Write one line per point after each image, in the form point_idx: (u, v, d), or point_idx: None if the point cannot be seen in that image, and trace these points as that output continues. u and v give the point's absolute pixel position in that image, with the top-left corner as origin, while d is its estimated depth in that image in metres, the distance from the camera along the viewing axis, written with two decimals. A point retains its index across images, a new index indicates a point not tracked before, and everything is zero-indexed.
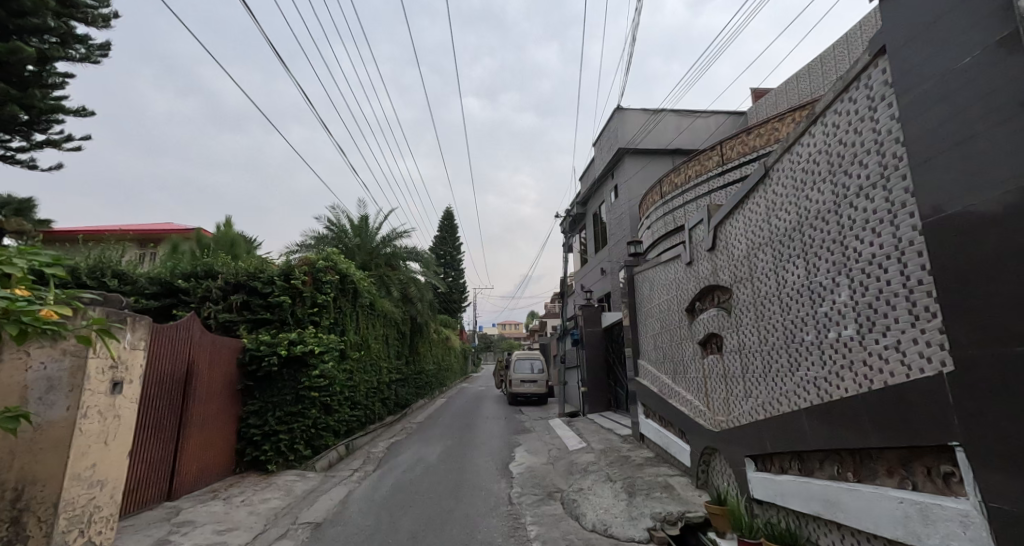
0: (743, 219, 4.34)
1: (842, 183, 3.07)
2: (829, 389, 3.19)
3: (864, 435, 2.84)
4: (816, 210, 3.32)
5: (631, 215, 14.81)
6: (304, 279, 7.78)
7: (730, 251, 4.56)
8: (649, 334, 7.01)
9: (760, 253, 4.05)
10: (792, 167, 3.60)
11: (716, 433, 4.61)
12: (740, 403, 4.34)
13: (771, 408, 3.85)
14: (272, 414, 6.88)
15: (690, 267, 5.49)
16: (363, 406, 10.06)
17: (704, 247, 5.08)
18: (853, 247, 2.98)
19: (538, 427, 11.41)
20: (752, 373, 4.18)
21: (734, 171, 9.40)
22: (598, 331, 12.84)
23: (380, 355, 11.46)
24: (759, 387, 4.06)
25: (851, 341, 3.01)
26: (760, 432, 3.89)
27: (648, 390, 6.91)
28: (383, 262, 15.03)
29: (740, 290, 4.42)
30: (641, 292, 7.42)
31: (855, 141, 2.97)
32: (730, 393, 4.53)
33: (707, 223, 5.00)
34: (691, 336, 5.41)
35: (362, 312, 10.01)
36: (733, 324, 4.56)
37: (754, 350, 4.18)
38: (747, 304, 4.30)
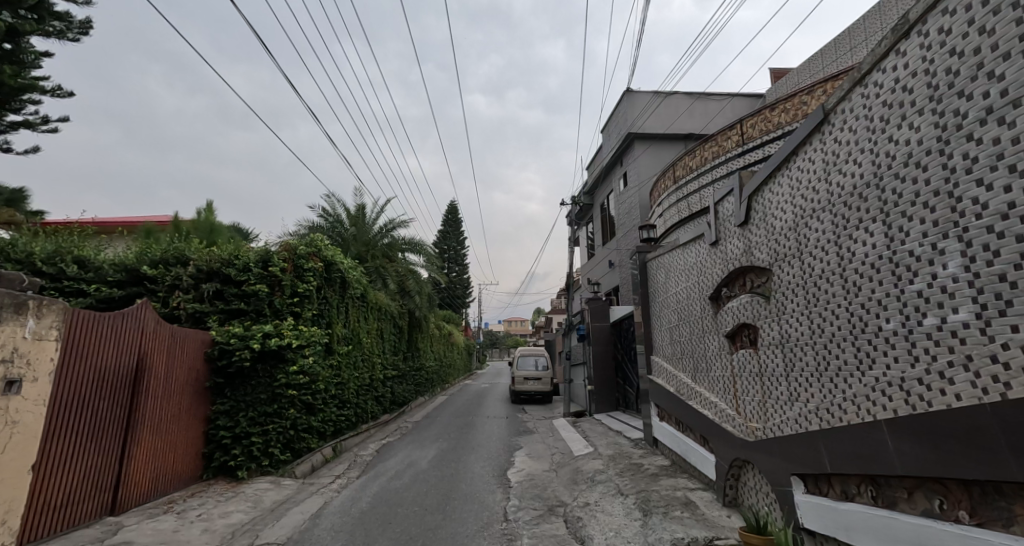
0: (795, 182, 3.63)
1: (952, 112, 2.38)
2: (928, 391, 2.46)
3: (997, 462, 2.09)
4: (909, 153, 2.62)
5: (640, 203, 14.04)
6: (283, 266, 7.11)
7: (775, 223, 3.85)
8: (664, 327, 6.28)
9: (819, 221, 3.35)
10: (873, 103, 2.89)
11: (749, 444, 3.88)
12: (786, 408, 3.61)
13: (832, 415, 3.12)
14: (245, 414, 6.21)
15: (715, 248, 4.76)
16: (353, 405, 9.40)
17: (736, 223, 4.40)
18: (971, 196, 2.28)
19: (541, 428, 10.70)
20: (805, 371, 3.45)
21: (755, 151, 8.63)
22: (606, 326, 12.11)
23: (373, 350, 10.79)
24: (809, 385, 3.41)
25: (965, 327, 2.30)
26: (818, 447, 3.16)
27: (662, 390, 6.20)
28: (380, 254, 14.40)
29: (786, 271, 3.71)
30: (654, 281, 6.70)
31: (974, 52, 2.27)
32: (771, 396, 3.80)
33: (741, 193, 4.27)
34: (717, 328, 4.68)
35: (352, 304, 9.34)
36: (776, 312, 3.84)
37: (807, 342, 3.46)
38: (798, 286, 3.58)
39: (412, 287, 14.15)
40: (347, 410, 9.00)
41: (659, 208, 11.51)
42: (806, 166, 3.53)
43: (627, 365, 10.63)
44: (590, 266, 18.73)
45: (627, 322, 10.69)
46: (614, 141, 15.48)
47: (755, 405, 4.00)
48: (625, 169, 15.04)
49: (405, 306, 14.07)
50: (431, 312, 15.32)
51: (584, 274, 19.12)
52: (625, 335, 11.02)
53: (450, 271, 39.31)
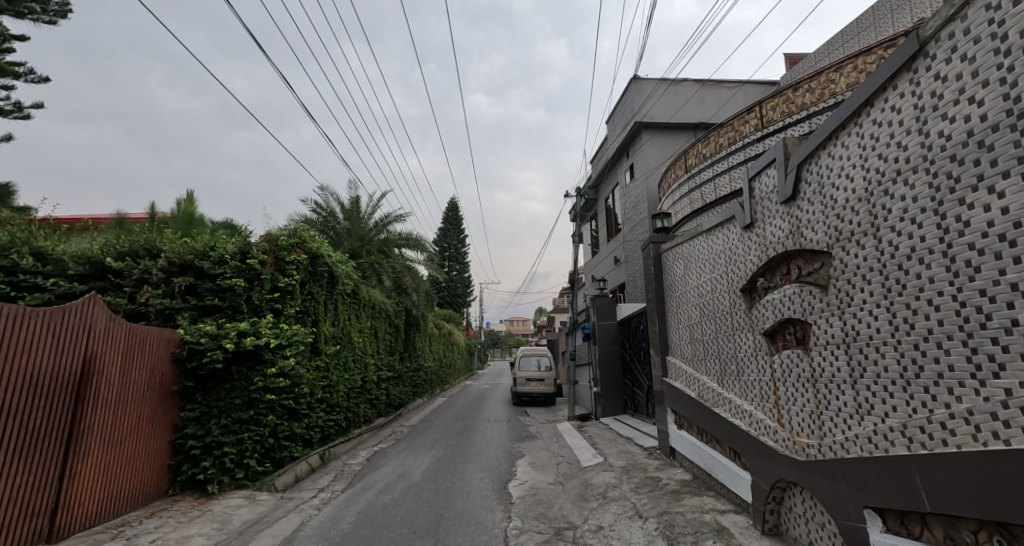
0: (862, 140, 2.88)
1: None
2: None
3: None
4: None
5: (648, 196, 13.45)
6: (263, 258, 6.52)
7: (831, 195, 3.11)
8: (683, 325, 5.64)
9: (900, 186, 2.59)
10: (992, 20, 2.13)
11: (800, 465, 3.22)
12: (851, 424, 2.90)
13: (923, 438, 2.40)
14: (217, 422, 5.58)
15: (751, 231, 4.07)
16: (343, 409, 8.80)
17: (778, 199, 3.67)
18: None
19: (544, 433, 10.08)
20: (878, 378, 2.72)
21: (775, 136, 8.00)
22: (612, 324, 11.49)
23: (366, 351, 10.19)
24: (887, 396, 2.66)
25: None
26: (902, 477, 2.48)
27: (680, 394, 5.58)
28: (375, 249, 13.80)
29: (847, 253, 2.97)
30: (671, 273, 6.04)
31: None
32: (830, 407, 3.10)
33: (786, 162, 3.55)
34: (754, 325, 4.02)
35: (342, 300, 8.72)
36: (833, 304, 3.11)
37: (880, 341, 2.72)
38: (865, 272, 2.83)
39: (409, 284, 13.55)
40: (335, 415, 8.39)
41: (670, 199, 10.95)
42: (883, 115, 2.71)
43: (635, 366, 10.01)
44: (594, 263, 18.11)
45: (637, 320, 10.06)
46: (619, 131, 14.84)
47: (811, 415, 3.28)
48: (632, 161, 14.43)
49: (402, 304, 13.46)
50: (429, 310, 14.71)
51: (588, 271, 18.49)
52: (633, 334, 10.42)
53: (450, 270, 38.74)
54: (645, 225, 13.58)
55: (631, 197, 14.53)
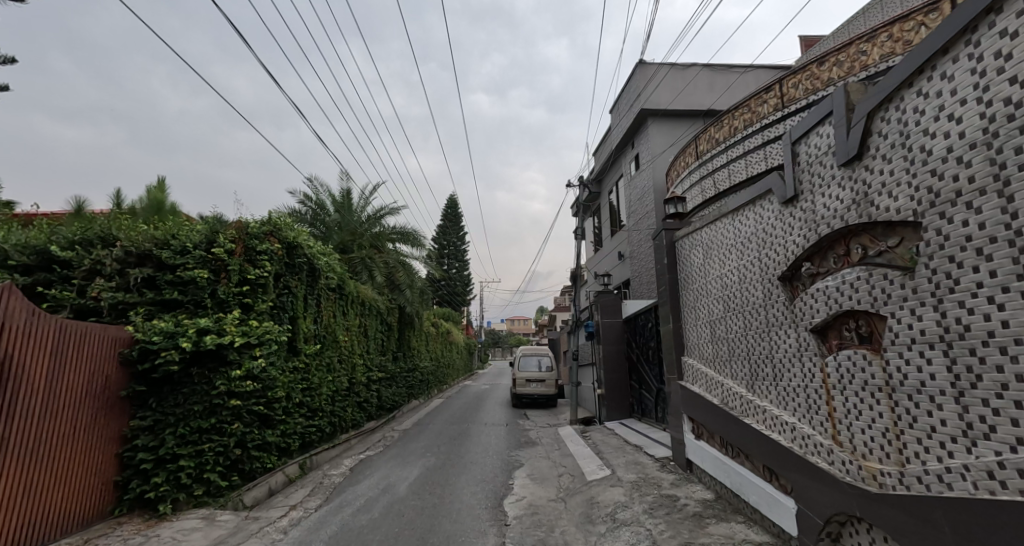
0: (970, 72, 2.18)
1: None
2: None
3: None
4: None
5: (655, 187, 12.78)
6: (231, 247, 5.85)
7: (922, 149, 2.41)
8: (702, 321, 4.97)
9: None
10: None
11: (874, 498, 2.55)
12: (958, 449, 2.21)
13: None
14: (172, 432, 4.91)
15: (794, 206, 3.39)
16: (327, 414, 8.14)
17: (835, 162, 2.99)
18: None
19: (544, 439, 9.41)
20: (1001, 388, 2.04)
21: (796, 115, 7.31)
22: (618, 322, 10.83)
23: (353, 350, 9.54)
24: (1018, 412, 1.97)
25: None
26: None
27: (698, 400, 4.92)
28: (368, 244, 13.15)
29: (946, 224, 2.28)
30: (687, 263, 5.38)
31: None
32: (917, 424, 2.42)
33: (848, 113, 2.85)
34: (799, 320, 3.35)
35: (325, 296, 8.07)
36: (919, 291, 2.42)
37: (1002, 339, 2.03)
38: (977, 247, 2.14)
39: (402, 280, 12.91)
40: (318, 420, 7.73)
41: (680, 187, 10.34)
42: (1015, 28, 1.98)
43: (643, 366, 9.34)
44: (597, 259, 17.44)
45: (644, 317, 9.40)
46: (623, 120, 14.17)
47: (884, 434, 2.61)
48: (638, 151, 13.76)
49: (395, 302, 12.81)
50: (425, 308, 14.05)
51: (591, 268, 17.82)
52: (639, 332, 9.76)
53: (449, 268, 38.11)
54: (652, 218, 12.91)
55: (637, 189, 13.87)
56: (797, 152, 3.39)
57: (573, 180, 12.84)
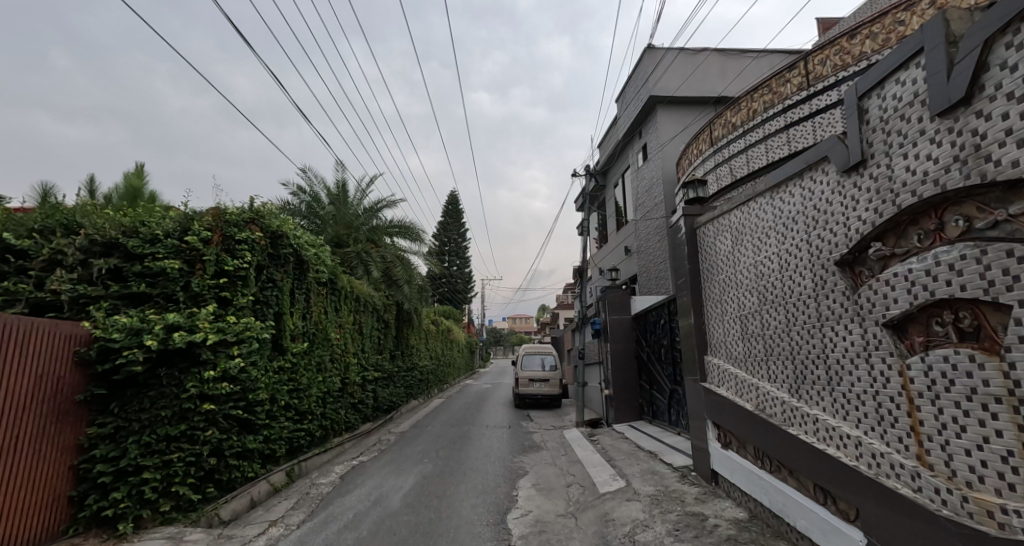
0: None
1: None
2: None
3: None
4: None
5: (665, 178, 12.24)
6: (207, 236, 5.32)
7: None
8: (731, 316, 4.42)
9: None
10: None
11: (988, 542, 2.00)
12: None
13: None
14: (135, 440, 4.37)
15: (860, 176, 2.83)
16: (317, 418, 7.61)
17: (922, 116, 2.41)
18: None
19: (549, 443, 8.88)
20: None
21: (823, 95, 6.73)
22: (626, 319, 10.30)
23: (347, 349, 9.02)
24: None
25: None
26: None
27: (726, 405, 4.39)
28: (364, 238, 12.62)
29: None
30: (711, 252, 4.83)
31: None
32: None
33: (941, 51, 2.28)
34: (866, 313, 2.78)
35: (313, 290, 7.53)
36: None
37: None
38: None
39: (399, 276, 12.40)
40: (306, 424, 7.20)
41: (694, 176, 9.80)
42: None
43: (654, 366, 8.81)
44: (603, 254, 16.90)
45: (655, 313, 8.87)
46: (630, 109, 13.60)
47: (1002, 458, 2.03)
48: (647, 141, 13.20)
49: (393, 298, 12.29)
50: (424, 305, 13.52)
51: (596, 263, 17.27)
52: (650, 329, 9.24)
53: (450, 266, 37.61)
54: (661, 210, 12.36)
55: (645, 180, 13.32)
56: (864, 107, 2.80)
57: (578, 171, 12.30)
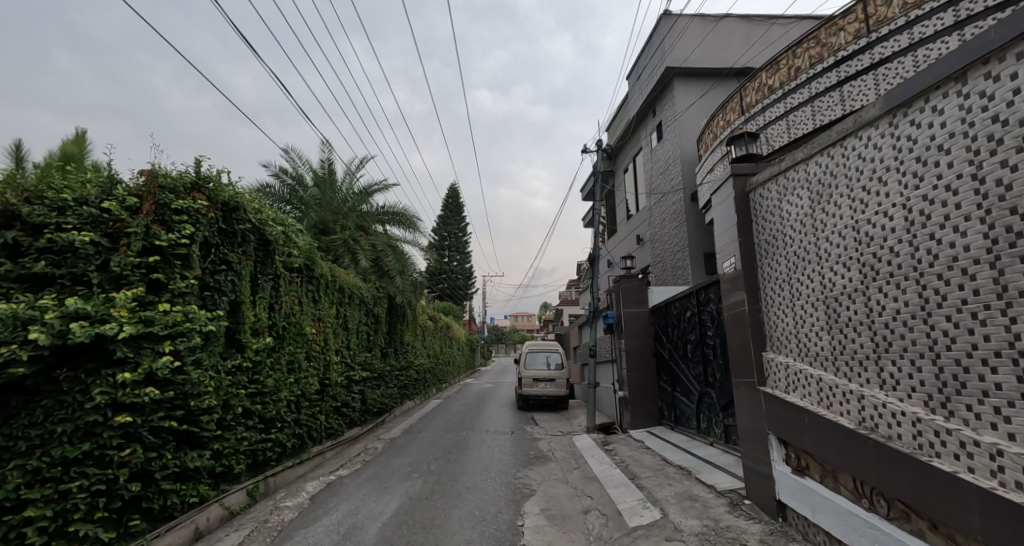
0: None
1: None
2: None
3: None
4: None
5: (683, 159, 11.21)
6: (135, 203, 4.24)
7: None
8: (812, 297, 3.33)
9: None
10: None
11: None
12: None
13: None
14: (17, 465, 3.26)
15: None
16: (289, 425, 6.57)
17: None
18: None
19: (559, 452, 7.81)
20: None
21: (888, 40, 5.64)
22: (643, 312, 9.27)
23: (327, 346, 8.00)
24: None
25: None
26: None
27: (799, 417, 3.31)
28: (353, 224, 11.59)
29: None
30: (778, 217, 3.74)
31: None
32: None
33: None
34: None
35: (282, 276, 6.47)
36: None
37: None
38: None
39: (391, 266, 11.36)
40: (273, 433, 6.16)
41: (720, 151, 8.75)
42: None
43: (677, 365, 7.78)
44: (612, 245, 15.85)
45: (678, 305, 7.84)
46: (643, 85, 12.52)
47: None
48: (662, 119, 12.14)
49: (384, 290, 11.24)
50: (419, 299, 12.49)
51: (604, 254, 16.23)
52: (672, 323, 8.20)
53: (450, 261, 36.57)
54: (678, 193, 11.32)
55: (661, 162, 12.29)
56: None
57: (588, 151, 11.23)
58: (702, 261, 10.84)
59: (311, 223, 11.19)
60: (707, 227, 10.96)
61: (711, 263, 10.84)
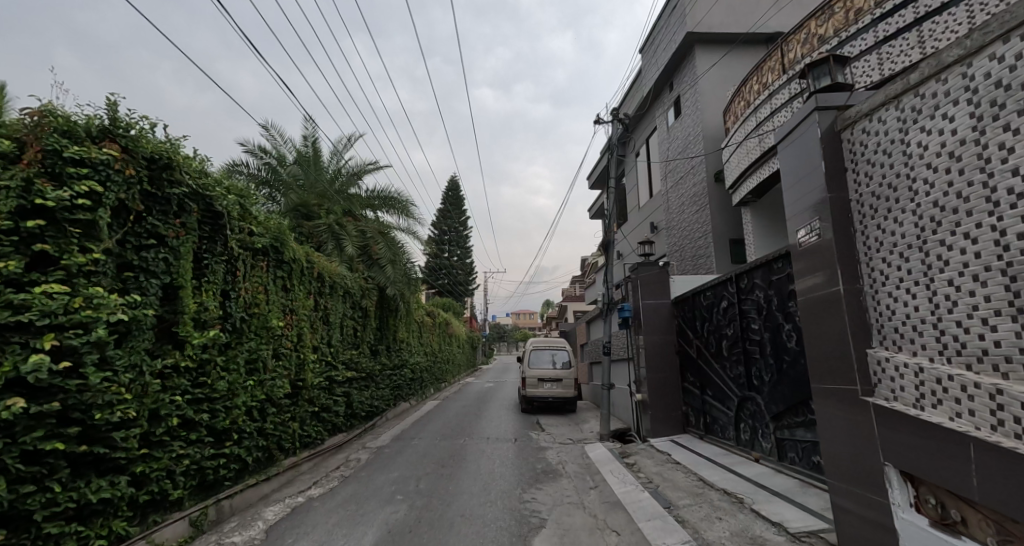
0: None
1: None
2: None
3: None
4: None
5: (706, 135, 10.11)
6: (14, 149, 3.15)
7: None
8: (974, 269, 2.20)
9: None
10: None
11: None
12: None
13: None
14: None
15: None
16: (250, 436, 5.52)
17: None
18: None
19: (570, 466, 6.74)
20: None
21: None
22: (665, 305, 8.23)
23: (299, 342, 6.95)
24: None
25: None
26: None
27: (951, 451, 2.21)
28: (339, 209, 10.56)
29: None
30: (898, 157, 2.61)
31: None
32: None
33: None
34: None
35: (236, 257, 5.39)
36: None
37: None
38: None
39: (380, 255, 10.23)
40: (227, 448, 5.10)
41: (756, 119, 7.63)
42: None
43: (709, 364, 6.71)
44: (622, 235, 14.74)
45: (709, 294, 6.77)
46: (659, 56, 11.40)
47: None
48: (681, 93, 11.02)
49: (373, 281, 10.20)
50: (413, 292, 11.45)
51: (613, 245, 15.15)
52: (700, 315, 7.12)
53: (449, 256, 35.51)
54: (701, 173, 10.23)
55: (681, 140, 11.18)
56: None
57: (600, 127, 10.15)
58: (727, 248, 9.75)
59: (291, 205, 10.11)
60: (734, 210, 9.86)
61: (737, 250, 9.77)
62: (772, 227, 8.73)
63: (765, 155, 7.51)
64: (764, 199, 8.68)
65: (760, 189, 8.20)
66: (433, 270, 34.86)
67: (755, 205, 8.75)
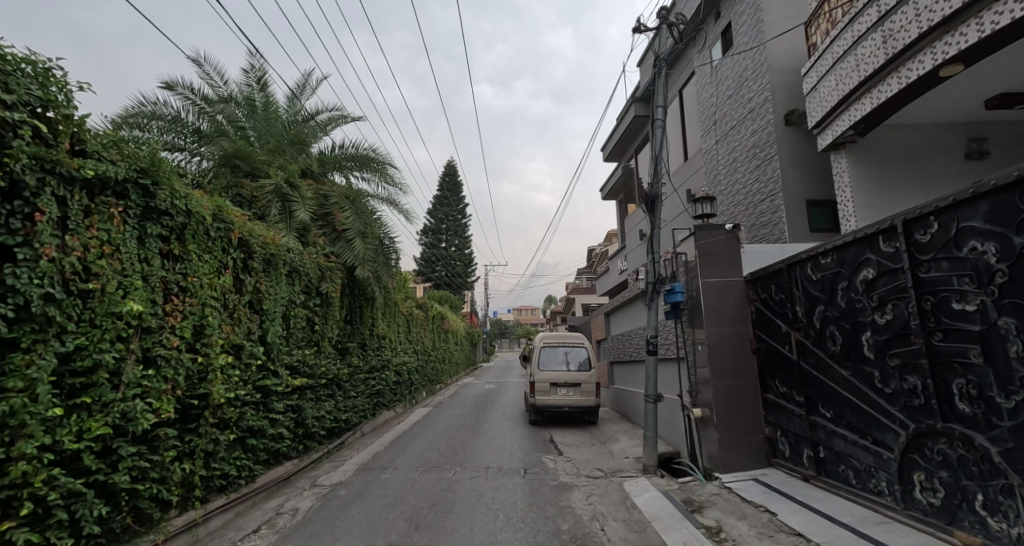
0: None
1: None
2: None
3: None
4: None
5: (772, 65, 7.73)
6: None
7: None
8: None
9: None
10: None
11: None
12: None
13: None
14: None
15: None
16: (73, 502, 3.21)
17: None
18: None
19: (613, 528, 4.41)
20: None
21: None
22: (734, 285, 6.01)
23: (199, 337, 4.63)
24: None
25: None
26: None
27: None
28: (296, 167, 8.30)
29: None
30: None
31: None
32: None
33: None
34: None
35: (34, 189, 3.05)
36: None
37: None
38: None
39: (347, 225, 8.14)
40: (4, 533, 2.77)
41: (878, 9, 5.20)
42: None
43: (829, 369, 4.35)
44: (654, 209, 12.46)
45: (823, 263, 4.42)
46: None
47: None
48: (734, 18, 8.64)
49: (335, 259, 7.95)
50: (391, 276, 9.15)
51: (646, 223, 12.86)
52: (802, 297, 4.80)
53: (445, 246, 33.21)
54: (766, 116, 7.85)
55: (733, 80, 8.78)
56: None
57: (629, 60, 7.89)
58: (804, 213, 7.38)
59: (222, 159, 7.70)
60: (810, 163, 7.47)
61: (816, 215, 7.43)
62: (879, 179, 6.32)
63: (895, 59, 5.05)
64: (869, 138, 6.26)
65: (870, 120, 5.76)
66: (429, 261, 32.59)
67: (854, 147, 6.34)
